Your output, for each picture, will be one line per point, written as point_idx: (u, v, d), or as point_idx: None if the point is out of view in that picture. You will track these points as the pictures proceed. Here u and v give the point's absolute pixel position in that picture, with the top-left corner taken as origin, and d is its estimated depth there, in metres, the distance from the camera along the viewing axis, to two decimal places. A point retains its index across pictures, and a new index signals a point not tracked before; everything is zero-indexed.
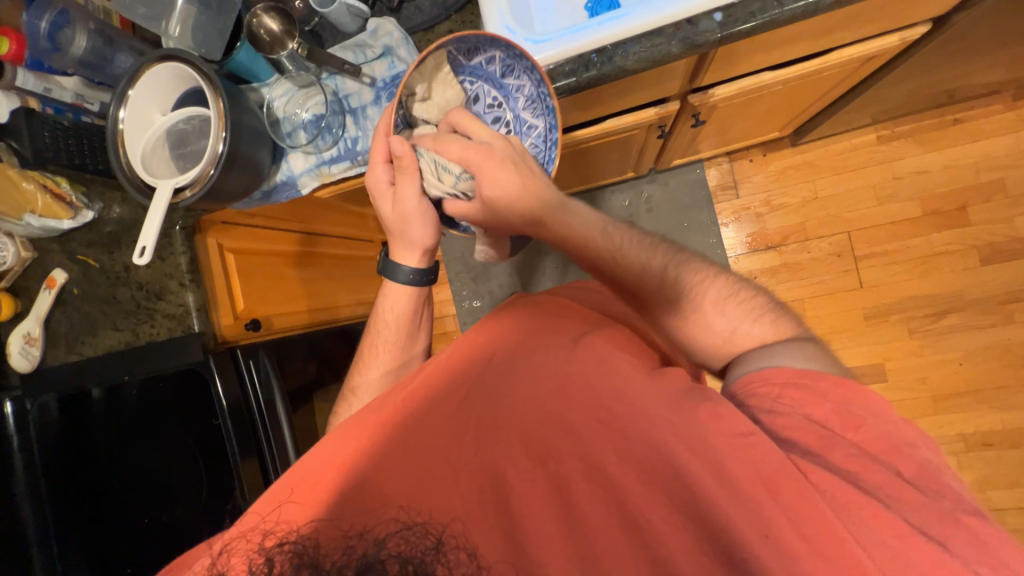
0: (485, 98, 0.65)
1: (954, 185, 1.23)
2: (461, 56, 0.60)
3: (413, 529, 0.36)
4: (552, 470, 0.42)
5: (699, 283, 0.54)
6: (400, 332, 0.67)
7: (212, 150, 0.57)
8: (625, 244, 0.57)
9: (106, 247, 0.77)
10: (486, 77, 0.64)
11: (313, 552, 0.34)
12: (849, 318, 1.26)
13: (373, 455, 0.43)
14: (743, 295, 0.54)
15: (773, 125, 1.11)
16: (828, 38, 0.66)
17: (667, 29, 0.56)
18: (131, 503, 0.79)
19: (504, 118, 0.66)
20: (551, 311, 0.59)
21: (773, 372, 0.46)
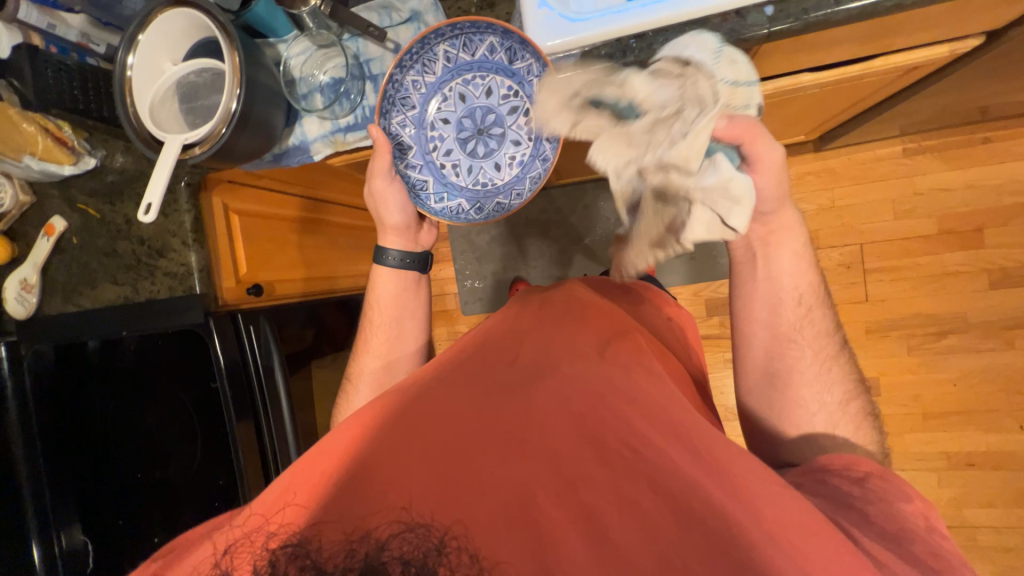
0: (498, 89, 0.68)
1: (973, 205, 1.21)
2: (463, 54, 0.65)
3: (415, 531, 0.37)
4: (559, 473, 0.43)
5: (828, 382, 0.61)
6: (387, 313, 0.74)
7: (225, 108, 0.54)
8: (812, 309, 0.63)
9: (106, 198, 0.76)
10: (494, 68, 0.66)
11: (316, 553, 0.36)
12: (851, 330, 1.26)
13: (375, 445, 0.44)
14: (856, 382, 0.62)
15: (800, 128, 1.08)
16: (876, 43, 0.63)
17: (713, 19, 0.53)
18: (121, 456, 0.80)
19: (520, 106, 0.68)
20: (562, 319, 0.60)
21: (856, 461, 0.51)
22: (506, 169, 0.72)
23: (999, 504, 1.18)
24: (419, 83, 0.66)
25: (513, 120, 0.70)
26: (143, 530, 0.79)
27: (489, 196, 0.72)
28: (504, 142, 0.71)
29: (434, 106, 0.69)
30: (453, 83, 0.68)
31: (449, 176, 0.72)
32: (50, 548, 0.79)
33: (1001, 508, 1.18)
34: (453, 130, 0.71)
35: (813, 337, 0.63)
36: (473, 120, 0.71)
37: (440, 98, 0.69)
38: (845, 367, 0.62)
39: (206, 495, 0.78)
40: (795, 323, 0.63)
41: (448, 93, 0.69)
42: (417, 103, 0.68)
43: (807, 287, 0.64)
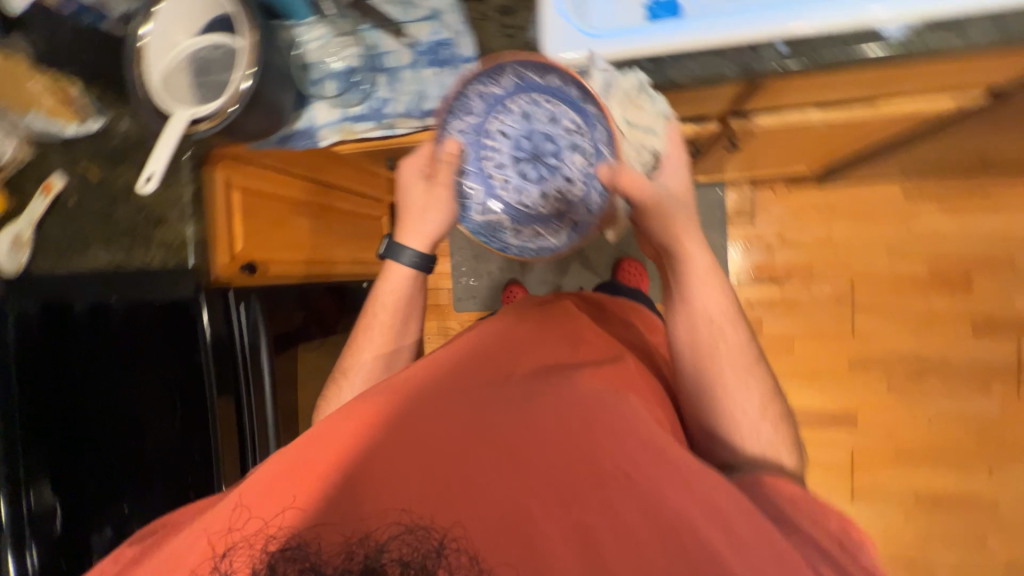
0: (564, 121, 0.63)
1: (965, 252, 1.23)
2: (536, 74, 0.59)
3: (415, 533, 0.38)
4: (543, 484, 0.43)
5: (753, 398, 0.60)
6: (396, 312, 0.69)
7: (235, 87, 0.54)
8: (726, 325, 0.61)
9: (108, 161, 0.76)
10: (566, 99, 0.61)
11: (315, 554, 0.37)
12: (834, 363, 1.28)
13: (369, 447, 0.44)
14: (772, 392, 0.62)
15: (803, 161, 1.09)
16: (884, 88, 0.64)
17: (726, 50, 0.54)
18: (103, 421, 0.81)
19: (581, 145, 0.63)
20: (543, 336, 0.62)
21: (777, 483, 0.52)
22: (551, 203, 0.68)
23: (959, 546, 1.21)
24: (485, 92, 0.62)
25: (571, 156, 0.65)
26: (121, 490, 0.82)
27: (527, 223, 0.70)
28: (558, 174, 0.67)
29: (494, 117, 0.65)
30: (519, 101, 0.63)
31: (492, 194, 0.70)
32: (18, 509, 0.77)
33: (960, 549, 1.21)
34: (510, 146, 0.67)
35: (728, 353, 0.60)
36: (531, 141, 0.67)
37: (502, 111, 0.65)
38: (766, 376, 0.62)
39: (182, 466, 0.79)
40: (710, 340, 0.61)
41: (512, 108, 0.64)
42: (478, 112, 0.64)
43: (721, 303, 0.62)
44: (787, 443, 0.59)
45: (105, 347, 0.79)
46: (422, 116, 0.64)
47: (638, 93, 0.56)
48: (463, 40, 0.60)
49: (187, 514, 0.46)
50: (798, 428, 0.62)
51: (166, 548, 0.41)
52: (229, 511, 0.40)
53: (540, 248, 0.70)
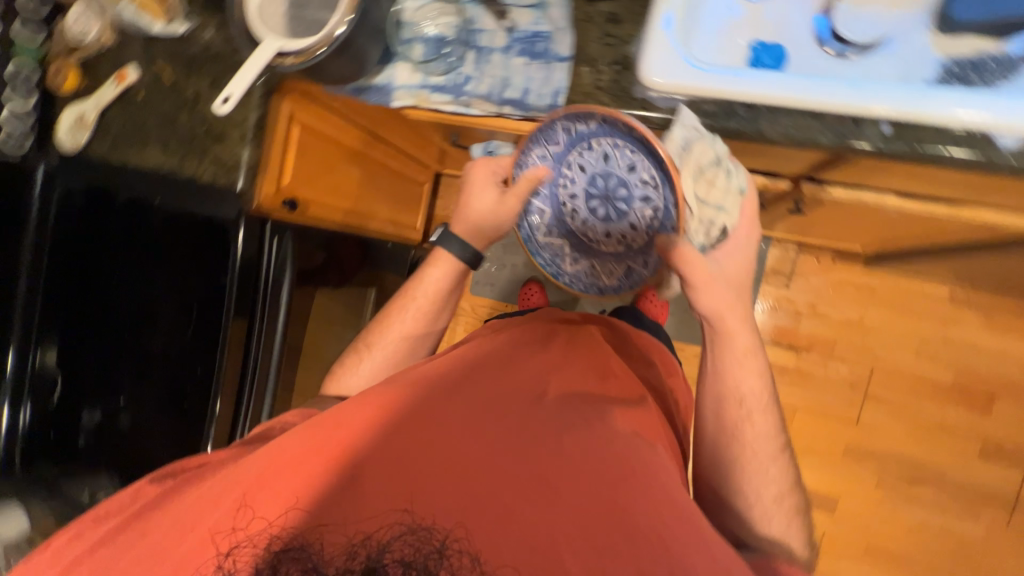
0: (642, 173, 0.62)
1: (995, 373, 1.19)
2: (624, 125, 0.56)
3: (416, 534, 0.40)
4: (544, 506, 0.43)
5: (772, 483, 0.59)
6: (431, 305, 0.71)
7: (330, 31, 0.54)
8: (756, 412, 0.61)
9: (185, 67, 0.76)
10: (649, 155, 0.59)
11: (317, 555, 0.39)
12: (829, 445, 1.26)
13: (373, 440, 0.45)
14: (791, 483, 0.61)
15: (858, 239, 1.06)
16: (975, 194, 0.61)
17: (827, 117, 0.52)
18: (124, 315, 0.84)
19: (653, 201, 0.63)
20: (560, 357, 0.61)
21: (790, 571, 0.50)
22: (613, 241, 0.71)
23: None
24: (570, 127, 0.60)
25: (642, 207, 0.65)
26: (116, 381, 0.85)
27: (584, 255, 0.73)
28: (625, 218, 0.68)
29: (576, 150, 0.65)
30: (603, 142, 0.62)
31: (559, 221, 0.73)
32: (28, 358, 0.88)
33: None
34: (584, 180, 0.68)
35: (752, 439, 0.60)
36: (606, 180, 0.67)
37: (585, 146, 0.63)
38: (788, 462, 0.62)
39: (182, 377, 0.81)
40: (736, 423, 0.61)
41: (595, 146, 0.63)
42: (563, 142, 0.64)
43: (754, 388, 0.61)
44: (797, 531, 0.59)
45: (141, 249, 0.82)
46: (500, 103, 0.62)
47: (716, 167, 0.58)
48: (562, 38, 0.58)
49: (198, 471, 0.50)
50: (810, 517, 0.62)
51: (186, 501, 0.45)
52: (234, 509, 0.42)
53: (592, 282, 0.74)
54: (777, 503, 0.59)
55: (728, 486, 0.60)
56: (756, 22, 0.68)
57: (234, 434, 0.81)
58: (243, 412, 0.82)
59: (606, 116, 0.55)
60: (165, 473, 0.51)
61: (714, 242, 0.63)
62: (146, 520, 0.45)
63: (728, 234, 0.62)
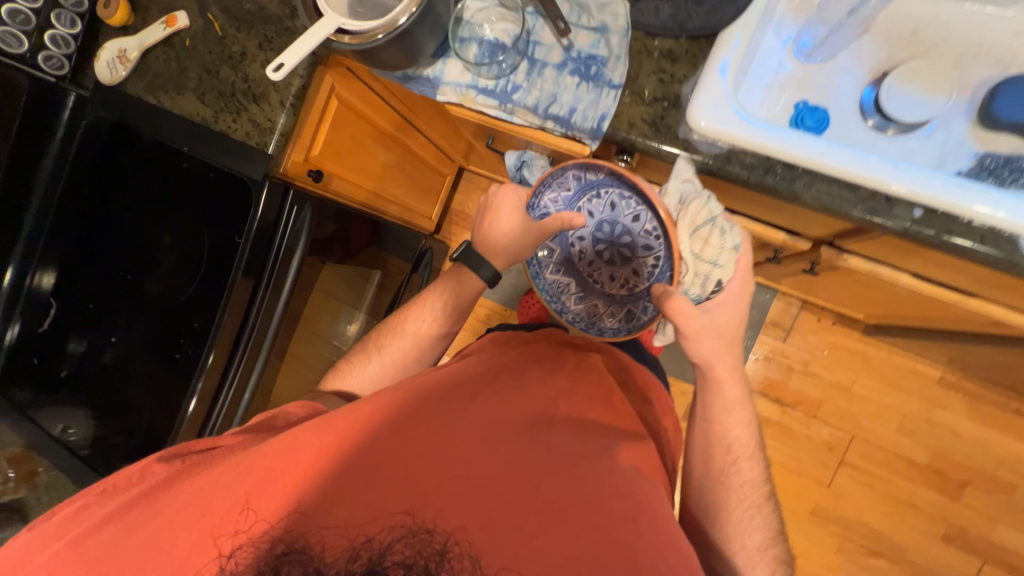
0: (645, 223, 0.67)
1: (971, 461, 1.20)
2: (626, 179, 0.63)
3: (416, 537, 0.43)
4: (531, 522, 0.45)
5: (756, 535, 0.60)
6: (443, 317, 0.73)
7: (394, 19, 0.55)
8: (743, 460, 0.65)
9: (236, 22, 0.76)
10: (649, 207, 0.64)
11: (318, 558, 0.42)
12: (798, 503, 1.27)
13: (374, 443, 0.47)
14: (778, 539, 0.61)
15: (862, 307, 1.07)
16: (989, 288, 0.62)
17: (861, 190, 0.53)
18: (136, 257, 0.85)
19: (655, 250, 0.67)
20: (559, 382, 0.62)
21: None
22: (616, 286, 0.74)
23: None
24: (581, 177, 0.68)
25: (644, 255, 0.69)
26: (116, 319, 0.85)
27: (588, 297, 0.76)
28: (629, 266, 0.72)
29: (585, 197, 0.70)
30: (611, 191, 0.67)
31: (565, 261, 0.76)
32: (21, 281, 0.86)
33: None
34: (591, 225, 0.72)
35: (737, 486, 0.63)
36: (612, 227, 0.71)
37: (594, 194, 0.69)
38: (774, 516, 0.62)
39: (179, 328, 0.81)
40: (723, 467, 0.65)
41: (602, 195, 0.69)
42: (574, 189, 0.70)
43: (741, 437, 0.66)
44: None
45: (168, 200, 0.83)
46: (544, 117, 0.62)
47: (710, 221, 0.60)
48: (616, 65, 0.58)
49: (207, 455, 0.50)
50: None
51: (190, 488, 0.45)
52: (235, 511, 0.44)
53: (592, 324, 0.75)
54: (760, 557, 0.59)
55: (714, 533, 0.63)
56: (806, 81, 0.69)
57: (216, 399, 0.78)
58: (227, 382, 0.78)
59: (636, 145, 0.59)
60: (172, 454, 0.51)
61: (709, 295, 0.64)
62: (149, 495, 0.46)
63: (724, 287, 0.64)
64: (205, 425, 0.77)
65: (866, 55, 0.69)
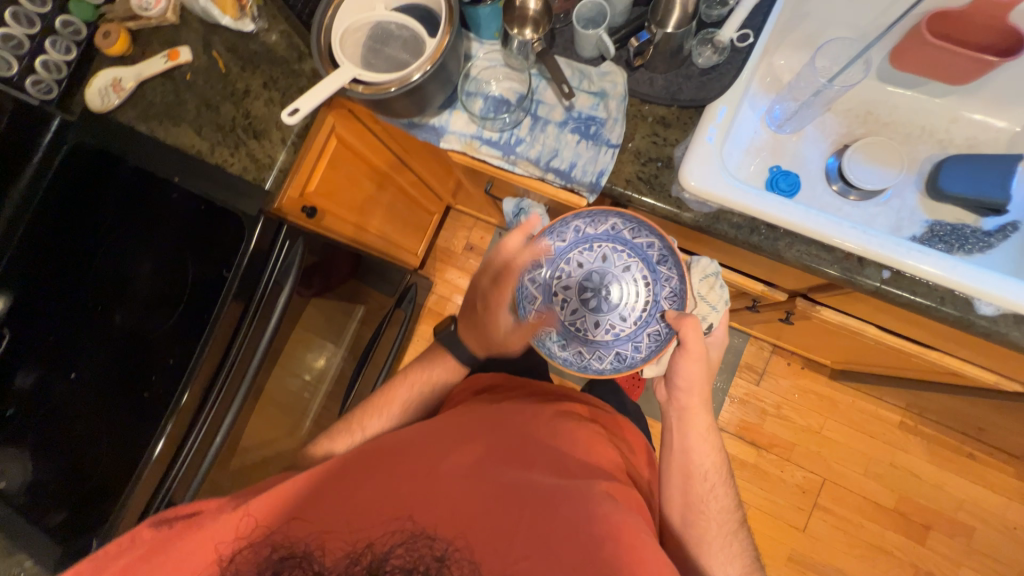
0: (635, 273, 0.75)
1: (932, 503, 1.26)
2: (626, 232, 0.71)
3: (414, 543, 0.46)
4: (524, 537, 0.46)
5: (734, 558, 0.65)
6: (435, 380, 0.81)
7: (408, 75, 0.58)
8: (717, 485, 0.69)
9: (241, 61, 0.77)
10: (643, 257, 0.73)
11: (318, 562, 0.45)
12: (777, 549, 1.27)
13: (372, 468, 0.53)
14: (752, 560, 0.66)
15: (829, 354, 1.13)
16: (947, 341, 0.68)
17: (837, 251, 0.58)
18: (110, 286, 0.81)
19: (643, 296, 0.75)
20: (545, 424, 0.63)
21: None
22: (602, 332, 0.76)
23: None
24: (579, 229, 0.73)
25: (631, 301, 0.75)
26: (77, 352, 0.79)
27: (576, 340, 0.76)
28: (613, 311, 0.76)
29: (575, 249, 0.75)
30: (602, 244, 0.74)
31: (552, 307, 0.77)
32: None
33: None
34: (580, 274, 0.77)
35: (715, 510, 0.67)
36: (600, 277, 0.76)
37: (585, 246, 0.75)
38: (747, 538, 0.67)
39: (153, 362, 0.77)
40: (702, 495, 0.68)
41: (594, 247, 0.75)
42: (568, 239, 0.74)
43: (713, 463, 0.70)
44: None
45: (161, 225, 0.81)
46: (545, 170, 0.65)
47: (705, 277, 0.73)
48: (614, 127, 0.63)
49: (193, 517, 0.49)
50: None
51: (195, 533, 0.47)
52: (236, 521, 0.47)
53: (580, 365, 0.75)
54: None
55: (699, 563, 0.64)
56: (778, 147, 0.76)
57: (184, 444, 0.72)
58: (195, 431, 0.73)
59: (630, 200, 0.63)
60: (162, 518, 0.50)
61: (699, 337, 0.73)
62: (147, 553, 0.47)
63: (712, 331, 0.73)
64: (166, 475, 0.71)
65: (829, 129, 0.77)
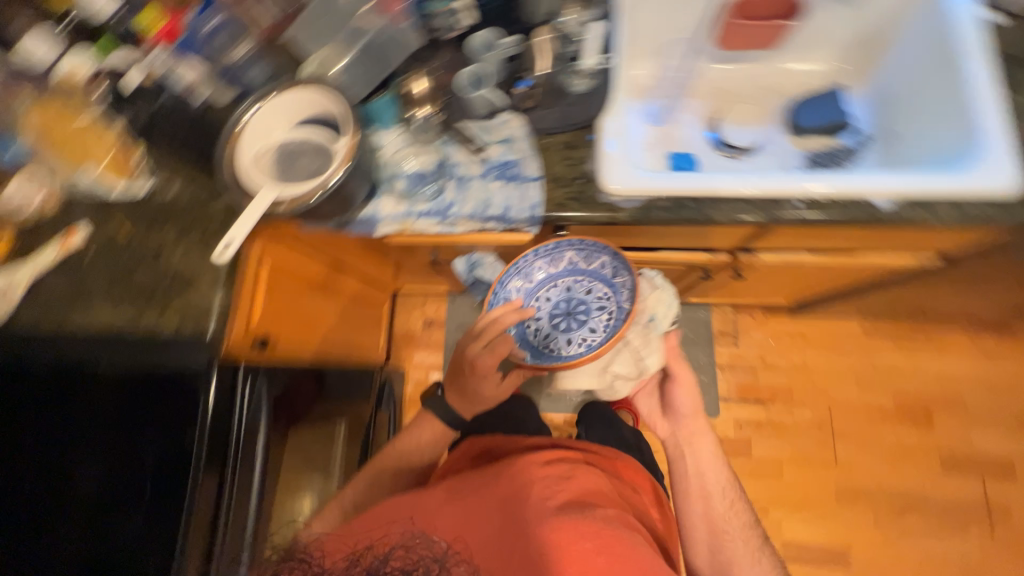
0: (598, 292, 0.78)
1: (922, 388, 1.35)
2: (582, 261, 0.77)
3: (413, 546, 0.56)
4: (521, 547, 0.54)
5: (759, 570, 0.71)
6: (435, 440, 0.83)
7: (325, 181, 0.59)
8: (732, 503, 0.76)
9: (145, 222, 0.75)
10: (601, 277, 0.77)
11: (321, 565, 0.56)
12: (822, 490, 1.30)
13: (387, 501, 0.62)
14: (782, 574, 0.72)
15: (780, 294, 1.22)
16: (867, 242, 0.77)
17: (757, 200, 0.66)
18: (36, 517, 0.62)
19: (608, 309, 0.77)
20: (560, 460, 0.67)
21: None
22: (575, 347, 0.79)
23: None
24: (540, 268, 0.78)
25: (598, 317, 0.78)
26: None
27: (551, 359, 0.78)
28: (585, 329, 0.79)
29: (540, 287, 0.80)
30: (565, 276, 0.79)
31: (530, 339, 0.81)
32: None
33: None
34: (550, 306, 0.81)
35: (734, 527, 0.75)
36: (568, 303, 0.80)
37: (550, 283, 0.80)
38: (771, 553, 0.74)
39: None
40: (719, 514, 0.75)
41: (557, 282, 0.80)
42: (534, 281, 0.80)
43: (727, 482, 0.78)
44: None
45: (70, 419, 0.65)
46: (484, 221, 0.68)
47: (654, 289, 0.77)
48: (530, 163, 0.68)
49: None
50: None
51: None
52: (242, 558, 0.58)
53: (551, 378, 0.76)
54: None
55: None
56: (666, 138, 0.87)
57: None
58: None
59: (566, 219, 0.67)
60: None
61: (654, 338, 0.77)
62: None
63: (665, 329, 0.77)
64: None
65: (698, 111, 0.90)
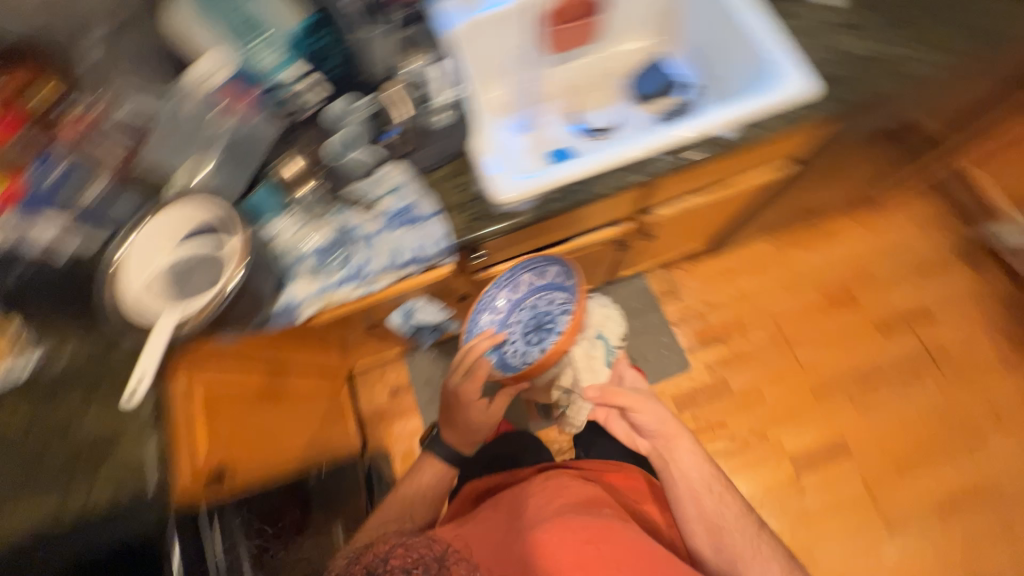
0: (558, 299, 0.88)
1: (839, 275, 1.51)
2: (539, 278, 0.87)
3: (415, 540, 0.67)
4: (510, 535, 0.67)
5: (756, 552, 0.76)
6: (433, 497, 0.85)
7: (222, 286, 0.59)
8: (721, 495, 0.80)
9: (39, 400, 0.66)
10: (557, 285, 0.87)
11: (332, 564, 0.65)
12: (800, 396, 1.40)
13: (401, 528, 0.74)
14: (779, 550, 0.77)
15: (693, 240, 1.33)
16: (732, 169, 0.88)
17: (631, 165, 0.73)
18: None
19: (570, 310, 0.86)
20: (559, 476, 0.78)
21: None
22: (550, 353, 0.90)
23: (993, 532, 1.27)
24: (507, 298, 0.89)
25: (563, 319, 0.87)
26: None
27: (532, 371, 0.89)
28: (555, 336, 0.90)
29: (512, 313, 0.91)
30: (528, 296, 0.90)
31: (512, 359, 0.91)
32: None
33: (995, 536, 1.26)
34: (522, 325, 0.92)
35: (727, 517, 0.79)
36: (538, 317, 0.91)
37: (518, 306, 0.91)
38: (763, 531, 0.78)
39: None
40: (712, 510, 0.79)
41: (524, 304, 0.91)
42: (504, 309, 0.90)
43: (711, 477, 0.82)
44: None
45: None
46: (401, 268, 0.70)
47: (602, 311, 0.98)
48: (424, 201, 0.71)
49: None
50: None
51: None
52: None
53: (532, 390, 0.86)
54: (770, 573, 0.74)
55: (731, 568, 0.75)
56: (539, 142, 0.95)
57: None
58: None
59: (477, 239, 0.70)
60: None
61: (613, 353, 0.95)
62: None
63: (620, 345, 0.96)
64: None
65: (557, 111, 0.99)
